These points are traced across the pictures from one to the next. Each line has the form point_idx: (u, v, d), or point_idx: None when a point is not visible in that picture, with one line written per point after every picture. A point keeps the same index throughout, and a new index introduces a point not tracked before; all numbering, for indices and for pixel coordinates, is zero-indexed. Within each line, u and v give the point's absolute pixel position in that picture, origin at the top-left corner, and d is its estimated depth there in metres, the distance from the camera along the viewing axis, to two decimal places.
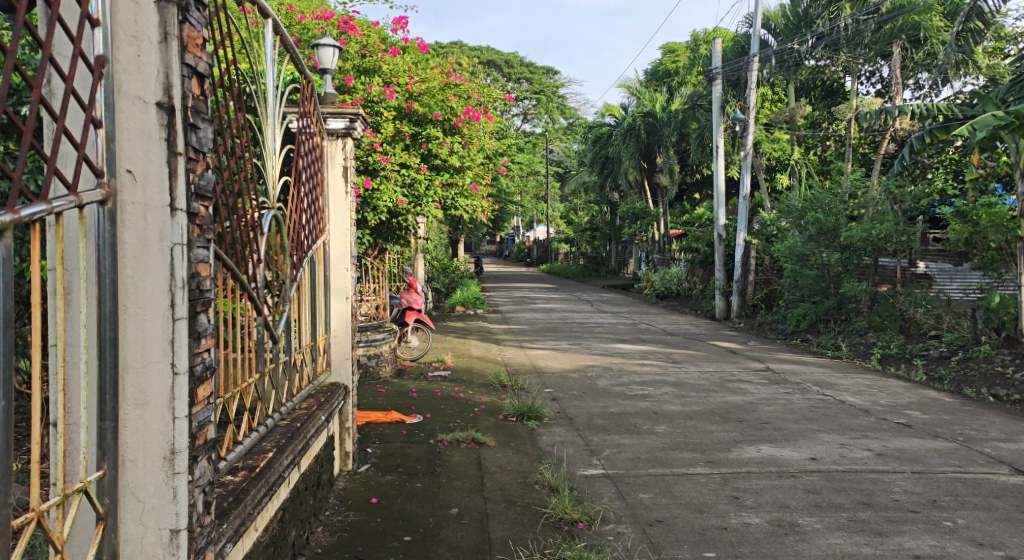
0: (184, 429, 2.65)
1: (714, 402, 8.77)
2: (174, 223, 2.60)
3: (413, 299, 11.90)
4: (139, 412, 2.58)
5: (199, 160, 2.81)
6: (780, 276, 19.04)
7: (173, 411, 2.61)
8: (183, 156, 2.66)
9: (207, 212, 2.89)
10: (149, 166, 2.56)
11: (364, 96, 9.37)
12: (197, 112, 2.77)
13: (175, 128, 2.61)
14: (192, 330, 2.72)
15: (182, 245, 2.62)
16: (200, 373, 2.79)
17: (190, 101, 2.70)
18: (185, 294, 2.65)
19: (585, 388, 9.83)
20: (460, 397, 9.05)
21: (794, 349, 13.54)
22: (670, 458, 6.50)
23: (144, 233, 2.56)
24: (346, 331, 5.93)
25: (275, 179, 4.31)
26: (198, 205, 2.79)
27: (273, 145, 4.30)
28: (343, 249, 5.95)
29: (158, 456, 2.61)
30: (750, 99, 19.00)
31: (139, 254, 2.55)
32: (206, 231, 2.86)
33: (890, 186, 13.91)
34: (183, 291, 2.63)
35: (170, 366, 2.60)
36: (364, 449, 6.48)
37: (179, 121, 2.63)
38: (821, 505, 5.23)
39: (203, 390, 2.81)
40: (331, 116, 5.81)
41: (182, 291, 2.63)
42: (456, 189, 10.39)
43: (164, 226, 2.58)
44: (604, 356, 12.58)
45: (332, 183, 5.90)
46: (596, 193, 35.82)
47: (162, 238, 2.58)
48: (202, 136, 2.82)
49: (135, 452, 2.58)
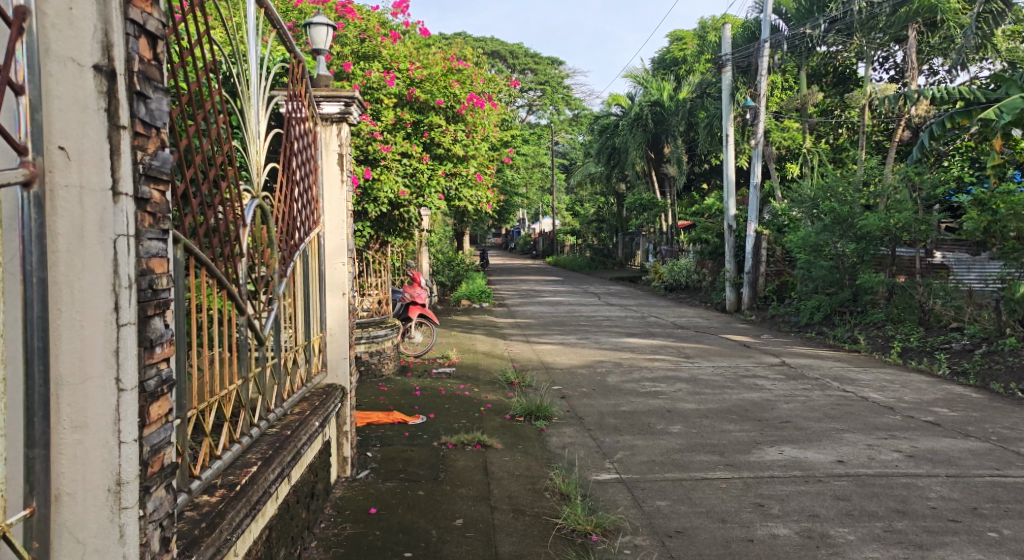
0: (132, 455, 2.37)
1: (730, 399, 8.40)
2: (118, 210, 2.34)
3: (417, 293, 11.55)
4: (77, 437, 2.25)
5: (152, 136, 2.53)
6: (792, 267, 18.65)
7: (119, 435, 2.33)
8: (128, 131, 2.39)
9: (161, 198, 2.60)
10: (85, 141, 2.26)
11: (363, 83, 9.04)
12: (147, 79, 2.49)
13: (117, 96, 2.33)
14: (143, 337, 2.45)
15: (125, 237, 2.36)
16: (153, 388, 2.49)
17: (137, 65, 2.43)
18: (132, 295, 2.39)
19: (596, 385, 9.47)
20: (466, 395, 8.69)
21: (809, 342, 13.16)
22: (687, 461, 6.14)
23: (80, 222, 2.25)
24: (342, 329, 5.59)
25: (259, 164, 3.96)
26: (149, 190, 2.50)
27: (256, 128, 3.95)
28: (339, 241, 5.59)
29: (101, 488, 2.30)
30: (761, 86, 18.59)
31: (74, 248, 2.23)
32: (160, 220, 2.58)
33: (909, 173, 13.51)
34: (128, 291, 2.37)
35: (114, 382, 2.32)
36: (363, 453, 6.13)
37: (122, 88, 2.36)
38: (853, 514, 4.87)
39: (158, 408, 2.52)
40: (325, 99, 5.40)
41: (127, 292, 2.37)
42: (460, 178, 10.00)
43: (106, 214, 2.31)
44: (614, 351, 12.22)
45: (327, 171, 5.53)
46: (603, 184, 35.42)
47: (102, 228, 2.29)
48: (155, 108, 2.54)
49: (72, 484, 2.25)
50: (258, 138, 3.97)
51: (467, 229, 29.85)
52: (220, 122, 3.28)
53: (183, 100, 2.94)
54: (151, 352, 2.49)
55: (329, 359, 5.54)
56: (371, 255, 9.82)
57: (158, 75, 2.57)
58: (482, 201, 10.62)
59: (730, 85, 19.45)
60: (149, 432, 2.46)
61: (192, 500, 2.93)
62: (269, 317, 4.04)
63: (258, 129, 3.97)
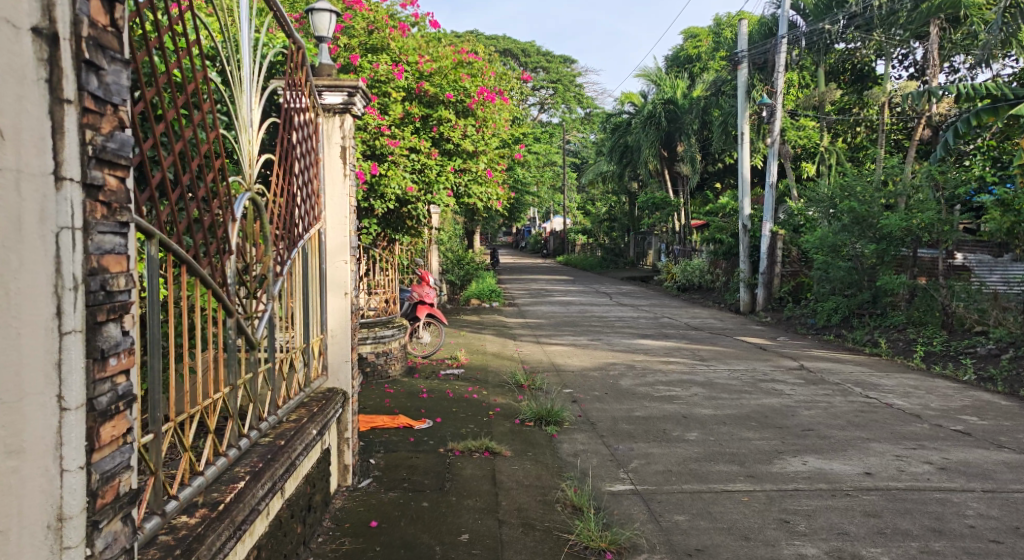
0: (77, 485, 2.16)
1: (749, 404, 8.09)
2: (60, 197, 2.12)
3: (425, 292, 11.29)
4: (14, 464, 2.04)
5: (106, 113, 2.29)
6: (808, 268, 18.31)
7: (61, 464, 2.12)
8: (74, 106, 2.17)
9: (121, 184, 2.37)
10: (22, 120, 2.05)
11: (370, 76, 8.68)
12: (102, 46, 2.26)
13: (59, 65, 2.12)
14: (92, 346, 2.23)
15: (70, 230, 2.15)
16: (106, 406, 2.28)
17: (89, 28, 2.21)
18: (78, 298, 2.17)
19: (608, 388, 9.18)
20: (474, 398, 8.42)
21: (827, 345, 12.83)
22: (706, 471, 5.83)
23: (16, 211, 2.04)
24: (345, 330, 5.31)
25: (252, 155, 3.67)
26: (103, 174, 2.27)
27: (249, 116, 3.66)
28: (341, 238, 5.31)
29: (40, 524, 2.09)
30: (778, 83, 18.26)
31: (10, 245, 2.03)
32: (120, 211, 2.34)
33: (932, 171, 13.12)
34: (74, 293, 2.16)
35: (56, 401, 2.12)
36: (366, 460, 5.86)
37: (67, 54, 2.14)
38: (886, 532, 4.56)
39: (111, 429, 2.29)
40: (327, 89, 5.12)
41: (73, 295, 2.15)
42: (470, 175, 9.67)
43: (47, 203, 2.10)
44: (626, 353, 11.92)
45: (328, 164, 5.26)
46: (615, 183, 35.10)
47: (43, 220, 2.09)
48: (115, 80, 2.32)
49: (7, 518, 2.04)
50: (251, 125, 3.69)
51: (478, 227, 29.59)
52: (204, 104, 3.00)
53: (159, 79, 2.66)
54: (105, 364, 2.27)
55: (330, 361, 5.26)
56: (377, 252, 9.54)
57: (118, 44, 2.34)
58: (494, 198, 10.27)
59: (746, 82, 19.11)
60: (99, 458, 2.24)
61: (167, 522, 2.67)
62: (262, 318, 3.76)
63: (251, 115, 3.69)
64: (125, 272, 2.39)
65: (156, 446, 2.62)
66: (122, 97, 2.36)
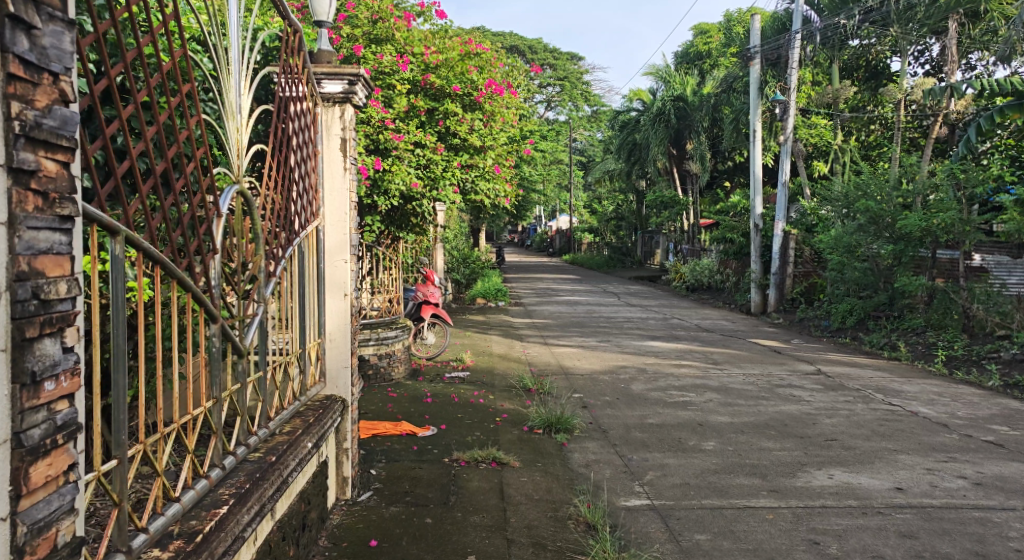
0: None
1: (767, 411, 7.76)
2: None
3: (430, 292, 10.98)
4: None
5: (43, 86, 2.09)
6: (821, 269, 17.96)
7: None
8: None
9: (66, 170, 2.17)
10: None
11: (374, 67, 8.42)
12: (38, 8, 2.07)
13: None
14: (21, 371, 2.03)
15: None
16: (38, 441, 2.06)
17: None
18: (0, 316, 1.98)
19: (620, 394, 8.85)
20: (480, 403, 8.10)
21: (843, 348, 12.48)
22: (726, 485, 5.51)
23: None
24: (345, 335, 5.00)
25: (242, 146, 3.36)
26: (38, 159, 2.07)
27: (238, 102, 3.35)
28: (341, 237, 4.99)
29: None
30: (791, 80, 17.91)
31: None
32: (62, 204, 2.14)
33: (954, 169, 12.67)
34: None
35: None
36: (367, 471, 5.56)
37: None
38: (924, 556, 4.24)
39: (44, 466, 2.08)
40: (326, 77, 4.83)
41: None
42: (478, 171, 9.31)
43: None
44: (637, 355, 11.60)
45: (328, 158, 4.95)
46: (622, 181, 34.76)
47: None
48: (57, 40, 2.13)
49: None
50: (240, 110, 3.36)
51: (484, 225, 29.28)
52: (186, 86, 2.68)
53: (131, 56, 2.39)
54: (37, 391, 2.06)
55: (327, 366, 4.95)
56: (381, 251, 9.22)
57: (59, 2, 2.14)
58: (502, 196, 9.89)
59: (759, 78, 18.78)
60: (28, 505, 2.04)
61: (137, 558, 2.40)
62: (252, 323, 3.45)
63: (240, 100, 3.36)
64: (70, 277, 2.18)
65: (119, 474, 2.35)
66: (65, 65, 2.17)
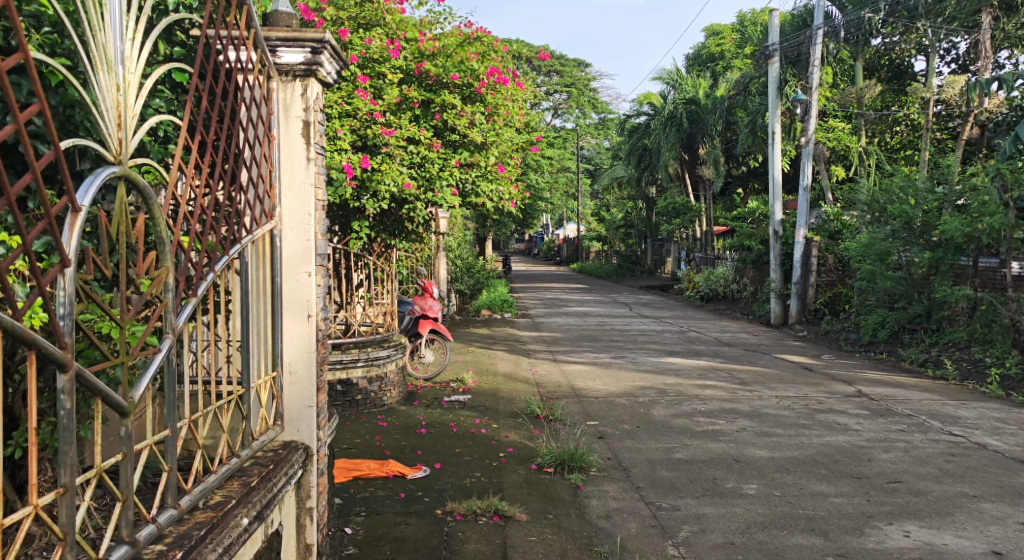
0: None
1: (811, 444, 6.73)
2: None
3: (429, 306, 9.95)
4: None
5: None
6: (847, 278, 16.92)
7: None
8: None
9: None
10: None
11: (362, 54, 7.52)
12: None
13: None
14: None
15: None
16: None
17: None
18: None
19: (641, 422, 7.82)
20: (482, 434, 7.08)
21: (879, 365, 11.46)
22: (780, 545, 4.52)
23: None
24: (311, 366, 4.02)
25: (124, 112, 2.42)
26: None
27: (116, 48, 2.40)
28: (305, 244, 4.01)
29: None
30: (814, 79, 16.96)
31: None
32: None
33: (1000, 169, 11.49)
34: None
35: None
36: (341, 530, 4.59)
37: None
38: None
39: None
40: (283, 44, 3.88)
41: None
42: (482, 172, 8.23)
43: None
44: (655, 374, 10.57)
45: (285, 146, 3.98)
46: (631, 188, 33.72)
47: None
48: None
49: None
50: (127, 64, 2.43)
51: (489, 233, 28.34)
52: None
53: None
54: None
55: (284, 406, 3.97)
56: (374, 261, 8.26)
57: None
58: (508, 201, 8.77)
59: (778, 77, 17.86)
60: None
61: None
62: (153, 365, 2.49)
63: (124, 48, 2.44)
64: None
65: None
66: None
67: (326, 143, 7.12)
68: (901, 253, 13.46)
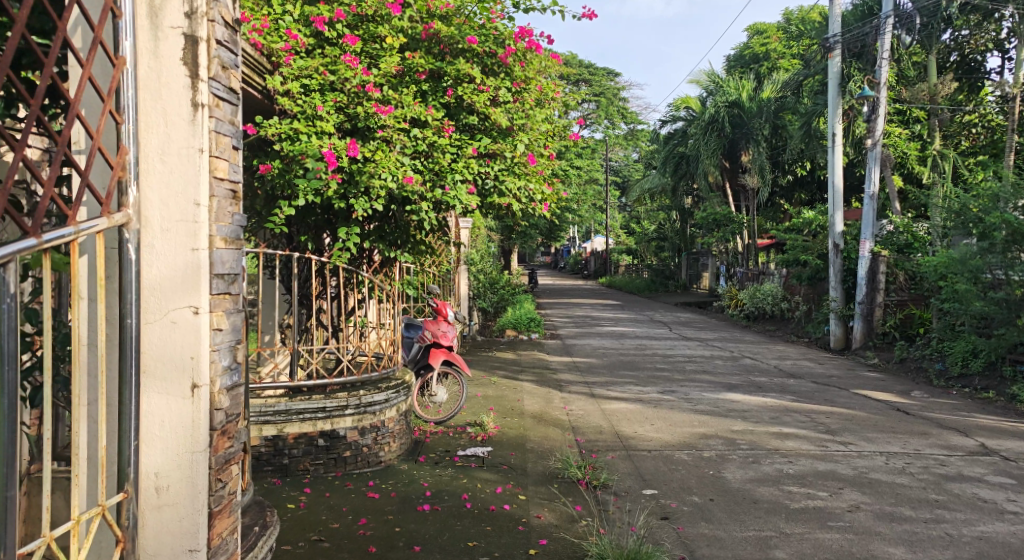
0: None
1: (963, 539, 4.94)
2: None
3: (441, 332, 8.16)
4: None
5: None
6: (921, 296, 15.00)
7: None
8: None
9: None
10: None
11: (352, 8, 5.85)
12: None
13: None
14: None
15: None
16: None
17: None
18: None
19: (716, 492, 5.98)
20: (506, 512, 5.30)
21: (986, 407, 9.60)
22: None
23: None
24: (194, 485, 3.39)
25: None
26: None
27: None
28: (189, 256, 3.36)
29: None
30: (882, 73, 15.24)
31: None
32: None
33: None
34: None
35: None
36: None
37: None
38: None
39: None
40: (166, 31, 3.29)
41: None
42: (509, 164, 6.25)
43: None
44: (716, 416, 8.74)
45: (160, 104, 3.32)
46: (666, 199, 31.75)
47: None
48: None
49: None
50: None
51: (514, 245, 26.50)
52: None
53: None
54: None
55: (149, 525, 3.38)
56: (368, 279, 6.45)
57: None
58: (542, 204, 6.75)
59: (839, 72, 16.13)
60: None
61: None
62: None
63: None
64: None
65: None
66: None
67: (303, 123, 5.38)
68: (997, 269, 11.50)
